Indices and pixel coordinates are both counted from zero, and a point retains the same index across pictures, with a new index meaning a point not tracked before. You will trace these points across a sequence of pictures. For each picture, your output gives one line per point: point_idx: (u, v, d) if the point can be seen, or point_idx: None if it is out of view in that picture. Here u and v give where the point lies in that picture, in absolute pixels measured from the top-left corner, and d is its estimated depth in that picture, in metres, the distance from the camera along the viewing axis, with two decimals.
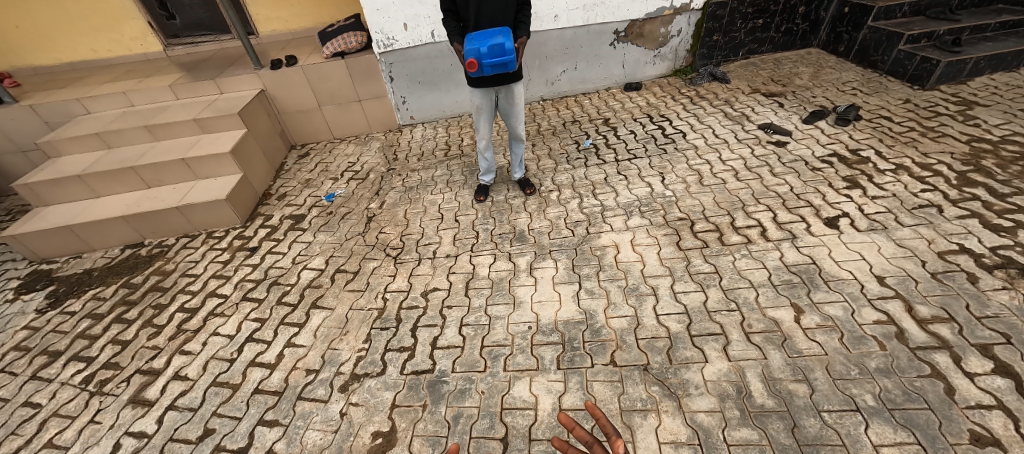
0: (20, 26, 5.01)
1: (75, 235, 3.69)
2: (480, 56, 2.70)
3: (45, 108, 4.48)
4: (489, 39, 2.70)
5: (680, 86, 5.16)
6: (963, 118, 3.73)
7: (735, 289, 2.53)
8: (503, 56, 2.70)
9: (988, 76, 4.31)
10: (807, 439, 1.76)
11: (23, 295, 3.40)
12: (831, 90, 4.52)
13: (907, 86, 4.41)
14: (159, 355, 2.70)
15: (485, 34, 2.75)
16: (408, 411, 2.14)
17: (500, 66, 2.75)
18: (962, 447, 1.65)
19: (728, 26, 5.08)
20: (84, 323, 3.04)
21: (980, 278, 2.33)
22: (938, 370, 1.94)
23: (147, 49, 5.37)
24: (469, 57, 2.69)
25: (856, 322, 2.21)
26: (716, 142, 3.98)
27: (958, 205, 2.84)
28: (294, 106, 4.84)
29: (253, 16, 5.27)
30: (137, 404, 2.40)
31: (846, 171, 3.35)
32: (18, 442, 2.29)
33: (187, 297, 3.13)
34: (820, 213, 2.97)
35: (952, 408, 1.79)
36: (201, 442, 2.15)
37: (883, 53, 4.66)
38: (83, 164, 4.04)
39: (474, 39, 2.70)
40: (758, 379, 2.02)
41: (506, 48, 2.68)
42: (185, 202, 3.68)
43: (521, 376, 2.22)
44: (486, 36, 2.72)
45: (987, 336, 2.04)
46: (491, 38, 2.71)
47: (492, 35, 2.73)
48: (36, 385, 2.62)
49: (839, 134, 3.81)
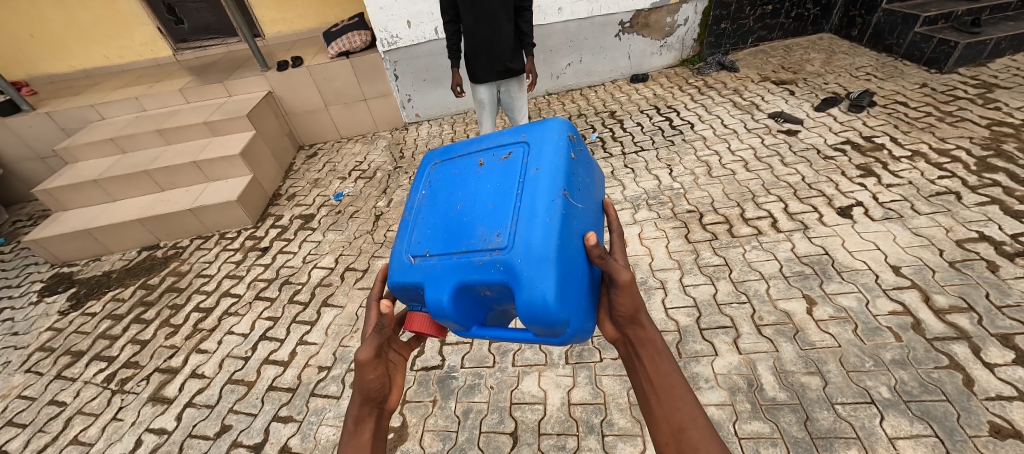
0: (34, 35, 5.12)
1: (94, 239, 3.80)
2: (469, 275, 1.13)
3: (60, 114, 4.59)
4: (530, 256, 1.04)
5: (688, 76, 5.07)
6: (983, 101, 3.61)
7: (746, 281, 2.49)
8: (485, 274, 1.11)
9: (1009, 57, 4.16)
10: (820, 433, 1.75)
11: (45, 298, 3.51)
12: (844, 76, 4.41)
13: (923, 69, 4.27)
14: (176, 354, 2.77)
15: (469, 264, 1.14)
16: (418, 407, 2.18)
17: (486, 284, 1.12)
18: (981, 440, 1.63)
19: (737, 14, 4.99)
20: (104, 323, 3.13)
21: (1002, 267, 2.28)
22: (957, 360, 1.90)
23: (156, 54, 5.45)
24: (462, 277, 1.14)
25: (870, 313, 2.17)
26: (725, 132, 3.92)
27: (977, 191, 2.76)
28: (301, 107, 4.89)
29: (259, 18, 5.31)
30: (156, 402, 2.47)
31: (860, 159, 3.27)
32: (44, 440, 2.39)
33: (202, 297, 3.20)
34: (833, 202, 2.91)
35: (971, 399, 1.76)
36: (219, 438, 2.21)
37: (898, 37, 4.53)
38: (99, 168, 4.13)
39: (459, 245, 1.19)
40: (769, 372, 2.00)
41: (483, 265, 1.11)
42: (197, 205, 3.76)
43: (530, 370, 2.24)
44: (469, 266, 1.13)
45: (1009, 326, 2.00)
46: (488, 223, 1.17)
47: (434, 277, 1.19)
48: (60, 385, 2.71)
49: (853, 122, 3.72)
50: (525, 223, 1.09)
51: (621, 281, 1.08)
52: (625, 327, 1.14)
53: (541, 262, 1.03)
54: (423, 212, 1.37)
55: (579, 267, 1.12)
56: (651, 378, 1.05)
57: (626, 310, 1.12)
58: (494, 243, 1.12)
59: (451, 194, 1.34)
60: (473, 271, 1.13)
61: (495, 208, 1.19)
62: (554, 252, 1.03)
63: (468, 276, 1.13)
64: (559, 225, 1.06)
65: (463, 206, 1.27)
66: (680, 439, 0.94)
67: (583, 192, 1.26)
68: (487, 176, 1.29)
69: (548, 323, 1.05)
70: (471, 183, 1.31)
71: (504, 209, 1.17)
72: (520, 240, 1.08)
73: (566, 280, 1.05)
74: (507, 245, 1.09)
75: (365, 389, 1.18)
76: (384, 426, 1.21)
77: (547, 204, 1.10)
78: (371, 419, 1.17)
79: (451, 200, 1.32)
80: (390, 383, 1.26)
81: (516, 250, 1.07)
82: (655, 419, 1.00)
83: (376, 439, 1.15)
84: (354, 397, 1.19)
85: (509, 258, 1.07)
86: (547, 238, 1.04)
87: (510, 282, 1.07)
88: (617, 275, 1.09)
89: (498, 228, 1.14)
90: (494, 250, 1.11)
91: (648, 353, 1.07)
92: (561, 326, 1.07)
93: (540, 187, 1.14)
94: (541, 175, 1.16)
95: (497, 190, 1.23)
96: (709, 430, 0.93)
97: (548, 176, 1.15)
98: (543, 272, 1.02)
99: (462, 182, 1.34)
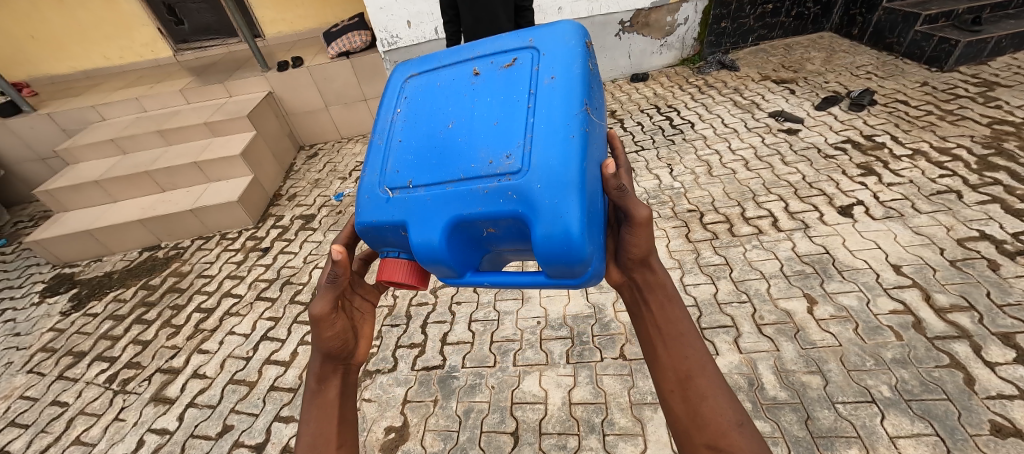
0: (35, 37, 5.14)
1: (95, 240, 3.81)
2: (468, 206, 0.99)
3: (61, 115, 4.60)
4: (552, 181, 0.91)
5: (688, 75, 5.07)
6: (984, 100, 3.61)
7: (746, 281, 2.49)
8: (491, 206, 0.96)
9: (1010, 55, 4.16)
10: (821, 432, 1.76)
11: (46, 298, 3.52)
12: (844, 75, 4.41)
13: (924, 68, 4.26)
14: (178, 354, 2.78)
15: (471, 192, 0.99)
16: (419, 406, 2.18)
17: (491, 219, 0.98)
18: (982, 438, 1.64)
19: (737, 13, 4.98)
20: (106, 324, 3.13)
21: (1002, 266, 2.28)
22: (958, 359, 1.90)
23: (157, 55, 5.45)
24: (462, 209, 0.99)
25: (871, 312, 2.17)
26: (726, 131, 3.91)
27: (978, 189, 2.76)
28: (302, 107, 4.89)
29: (259, 18, 5.32)
30: (158, 403, 2.48)
31: (861, 158, 3.27)
32: (47, 440, 2.40)
33: (203, 297, 3.21)
34: (834, 201, 2.91)
35: (972, 398, 1.77)
36: (221, 438, 2.22)
37: (898, 36, 4.52)
38: (100, 169, 4.14)
39: (455, 169, 1.02)
40: (769, 371, 2.00)
41: (489, 193, 0.96)
42: (198, 206, 3.77)
43: (531, 370, 2.25)
44: (472, 195, 0.98)
45: (1009, 325, 2.00)
46: (491, 145, 1.01)
47: (425, 208, 1.03)
48: (63, 385, 2.71)
49: (853, 121, 3.71)
50: (543, 141, 0.95)
51: (638, 218, 1.00)
52: (634, 271, 1.09)
53: (564, 188, 0.90)
54: (404, 133, 1.17)
55: (598, 198, 1.00)
56: (659, 324, 1.01)
57: (637, 252, 1.06)
58: (505, 167, 0.96)
59: (440, 111, 1.14)
60: (475, 202, 0.98)
61: (500, 127, 1.03)
62: (581, 178, 0.90)
63: (471, 208, 0.98)
64: (584, 144, 0.93)
65: (456, 124, 1.10)
66: (687, 386, 0.92)
67: (598, 113, 1.13)
68: (486, 89, 1.11)
69: (570, 262, 0.93)
70: (465, 97, 1.13)
71: (512, 127, 1.01)
72: (538, 162, 0.93)
73: (591, 211, 0.94)
74: (520, 168, 0.95)
75: (326, 348, 1.12)
76: (352, 379, 1.17)
77: (568, 122, 0.95)
78: (336, 376, 1.13)
79: (440, 119, 1.13)
80: (355, 337, 1.20)
81: (533, 174, 0.93)
82: (659, 366, 0.98)
83: (344, 396, 1.11)
84: (315, 356, 1.14)
85: (525, 184, 0.93)
86: (573, 162, 0.91)
87: (525, 213, 0.94)
88: (634, 212, 1.00)
89: (507, 148, 0.99)
90: (504, 175, 0.96)
91: (656, 298, 1.05)
92: (581, 266, 0.95)
93: (557, 99, 0.98)
94: (557, 85, 1.01)
95: (501, 104, 1.06)
96: (716, 375, 0.92)
97: (565, 86, 1.00)
98: (569, 199, 0.89)
99: (455, 96, 1.15)
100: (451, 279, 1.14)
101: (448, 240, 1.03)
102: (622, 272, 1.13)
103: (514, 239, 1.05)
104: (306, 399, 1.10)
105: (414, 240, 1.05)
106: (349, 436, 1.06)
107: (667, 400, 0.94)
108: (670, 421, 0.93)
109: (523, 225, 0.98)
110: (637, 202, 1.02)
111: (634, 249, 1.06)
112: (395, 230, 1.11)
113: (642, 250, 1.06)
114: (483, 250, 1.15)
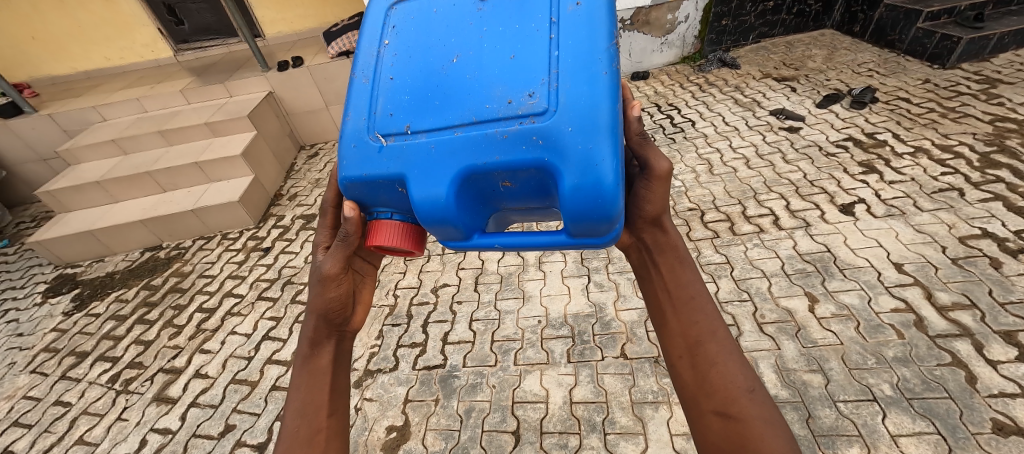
0: (36, 38, 5.15)
1: (97, 240, 3.82)
2: (486, 156, 0.91)
3: (62, 116, 4.60)
4: (583, 124, 0.85)
5: (689, 73, 5.05)
6: (986, 97, 3.59)
7: (747, 279, 2.48)
8: (514, 156, 0.90)
9: (1013, 52, 4.13)
10: (823, 431, 1.76)
11: (49, 299, 3.53)
12: (846, 72, 4.39)
13: (926, 65, 4.24)
14: (179, 354, 2.79)
15: (490, 138, 0.91)
16: (420, 406, 2.19)
17: (512, 170, 0.92)
18: (983, 437, 1.64)
19: (738, 11, 4.97)
20: (108, 324, 3.14)
21: (1004, 264, 2.27)
22: (959, 358, 1.90)
23: (158, 55, 5.44)
24: (478, 159, 0.92)
25: (872, 311, 2.16)
26: (727, 130, 3.90)
27: (980, 187, 2.75)
28: (302, 107, 4.89)
29: (259, 18, 5.32)
30: (160, 402, 2.49)
31: (862, 155, 3.26)
32: (50, 440, 2.41)
33: (205, 297, 3.21)
34: (835, 200, 2.90)
35: (973, 396, 1.76)
36: (223, 438, 2.23)
37: (900, 33, 4.50)
38: (101, 170, 4.15)
39: (468, 112, 0.94)
40: (771, 370, 2.00)
41: (509, 139, 0.89)
42: (199, 206, 3.78)
43: (531, 370, 2.25)
44: (491, 142, 0.91)
45: (1011, 323, 2.00)
46: (507, 84, 0.93)
47: (432, 158, 0.95)
48: (65, 385, 2.72)
49: (855, 118, 3.70)
50: (571, 78, 0.88)
51: (658, 171, 1.01)
52: (644, 231, 1.10)
53: (596, 132, 0.85)
54: (396, 70, 1.06)
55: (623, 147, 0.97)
56: (669, 287, 1.03)
57: (651, 210, 1.07)
58: (528, 107, 0.89)
59: (441, 45, 1.04)
60: (493, 150, 0.91)
61: (517, 63, 0.94)
62: (613, 121, 0.86)
63: (488, 156, 0.91)
64: (614, 83, 0.88)
65: (462, 59, 1.01)
66: (696, 352, 0.92)
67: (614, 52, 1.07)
68: (495, 18, 1.02)
69: (598, 217, 0.90)
70: (471, 28, 1.03)
71: (532, 62, 0.93)
72: (566, 100, 0.87)
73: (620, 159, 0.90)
74: (547, 108, 0.88)
75: (325, 312, 1.11)
76: (346, 346, 1.17)
77: (596, 58, 0.89)
78: (331, 342, 1.13)
79: (440, 53, 1.03)
80: (354, 303, 1.19)
81: (562, 115, 0.86)
82: (668, 331, 0.99)
83: (337, 362, 1.12)
84: (311, 318, 1.14)
85: (552, 126, 0.87)
86: (605, 101, 0.86)
87: (551, 161, 0.88)
88: (655, 164, 1.01)
89: (528, 86, 0.91)
90: (526, 118, 0.89)
91: (666, 258, 1.06)
92: (608, 222, 0.92)
93: (582, 30, 0.92)
94: (581, 13, 0.94)
95: (514, 36, 0.98)
96: (727, 342, 0.92)
97: (589, 14, 0.94)
98: (602, 143, 0.84)
99: (456, 28, 1.05)
100: (455, 242, 1.08)
101: (458, 195, 0.96)
102: (631, 233, 1.13)
103: (530, 193, 1.00)
104: (298, 361, 1.11)
105: (417, 194, 0.95)
106: (340, 403, 1.08)
107: (676, 367, 0.96)
108: (677, 385, 0.95)
109: (546, 176, 0.93)
110: (657, 155, 1.02)
111: (649, 209, 1.06)
112: (392, 186, 1.01)
113: (656, 210, 1.06)
114: (490, 208, 1.09)
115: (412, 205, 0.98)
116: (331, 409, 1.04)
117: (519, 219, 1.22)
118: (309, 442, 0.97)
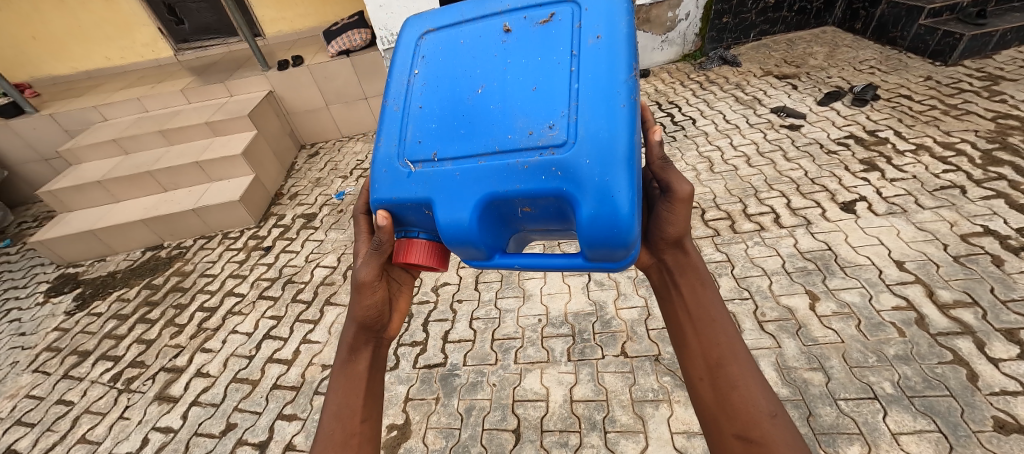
0: (36, 37, 5.15)
1: (99, 240, 3.83)
2: (507, 183, 0.92)
3: (63, 116, 4.61)
4: (601, 157, 0.85)
5: (690, 71, 5.04)
6: (988, 94, 3.57)
7: (748, 278, 2.48)
8: (534, 184, 0.90)
9: (1015, 49, 4.11)
10: (824, 428, 1.76)
11: (51, 298, 3.54)
12: (847, 69, 4.37)
13: (928, 62, 4.22)
14: (181, 353, 2.79)
15: (512, 168, 0.91)
16: (421, 404, 2.19)
17: (532, 197, 0.92)
18: (984, 435, 1.64)
19: (739, 8, 4.95)
20: (110, 323, 3.15)
21: (1006, 261, 2.27)
22: (961, 356, 1.90)
23: (158, 55, 5.45)
24: (500, 186, 0.93)
25: (873, 309, 2.16)
26: (727, 128, 3.89)
27: (982, 185, 2.74)
28: (302, 106, 4.89)
29: (259, 17, 5.32)
30: (161, 401, 2.50)
31: (863, 153, 3.25)
32: (53, 438, 2.42)
33: (205, 297, 3.22)
34: (836, 198, 2.89)
35: (975, 394, 1.76)
36: (224, 437, 2.24)
37: (902, 29, 4.47)
38: (102, 169, 4.16)
39: (492, 142, 0.95)
40: (771, 368, 2.00)
41: (531, 169, 0.90)
42: (200, 205, 3.78)
43: (532, 368, 2.25)
44: (513, 171, 0.91)
45: (1013, 321, 1.99)
46: (529, 115, 0.93)
47: (455, 185, 0.96)
48: (67, 384, 2.73)
49: (856, 116, 3.68)
50: (591, 110, 0.88)
51: (679, 194, 1.02)
52: (666, 252, 1.12)
53: (613, 164, 0.85)
54: (425, 98, 1.08)
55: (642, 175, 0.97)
56: (689, 307, 1.05)
57: (673, 232, 1.08)
58: (548, 138, 0.89)
59: (466, 73, 1.05)
60: (514, 179, 0.91)
61: (540, 94, 0.94)
62: (630, 154, 0.85)
63: (509, 185, 0.92)
64: (634, 115, 0.87)
65: (486, 89, 1.01)
66: (716, 372, 0.94)
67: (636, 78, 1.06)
68: (519, 47, 1.01)
69: (615, 245, 0.90)
70: (496, 59, 1.03)
71: (554, 92, 0.93)
72: (586, 133, 0.87)
73: (638, 189, 0.90)
74: (566, 140, 0.88)
75: (362, 321, 1.14)
76: (382, 352, 1.19)
77: (616, 91, 0.88)
78: (368, 348, 1.15)
79: (465, 82, 1.04)
80: (390, 311, 1.21)
81: (581, 148, 0.86)
82: (688, 352, 1.01)
83: (373, 368, 1.14)
84: (350, 325, 1.16)
85: (571, 159, 0.87)
86: (623, 136, 0.85)
87: (569, 191, 0.88)
88: (677, 187, 1.02)
89: (549, 118, 0.91)
90: (546, 149, 0.89)
91: (687, 279, 1.08)
92: (624, 250, 0.92)
93: (603, 62, 0.90)
94: (602, 46, 0.92)
95: (538, 67, 0.97)
96: (748, 366, 0.94)
97: (612, 47, 0.92)
98: (618, 175, 0.85)
99: (480, 57, 1.05)
100: (477, 261, 1.08)
101: (481, 219, 0.97)
102: (652, 254, 1.15)
103: (549, 218, 1.01)
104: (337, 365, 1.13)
105: (442, 217, 0.97)
106: (374, 409, 1.09)
107: (696, 387, 0.97)
108: (697, 405, 0.96)
109: (565, 205, 0.93)
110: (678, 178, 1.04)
111: (670, 230, 1.08)
112: (418, 209, 1.03)
113: (678, 232, 1.08)
114: (511, 230, 1.10)
115: (437, 227, 1.00)
116: (364, 414, 1.06)
117: (540, 237, 1.22)
118: (344, 446, 0.99)
